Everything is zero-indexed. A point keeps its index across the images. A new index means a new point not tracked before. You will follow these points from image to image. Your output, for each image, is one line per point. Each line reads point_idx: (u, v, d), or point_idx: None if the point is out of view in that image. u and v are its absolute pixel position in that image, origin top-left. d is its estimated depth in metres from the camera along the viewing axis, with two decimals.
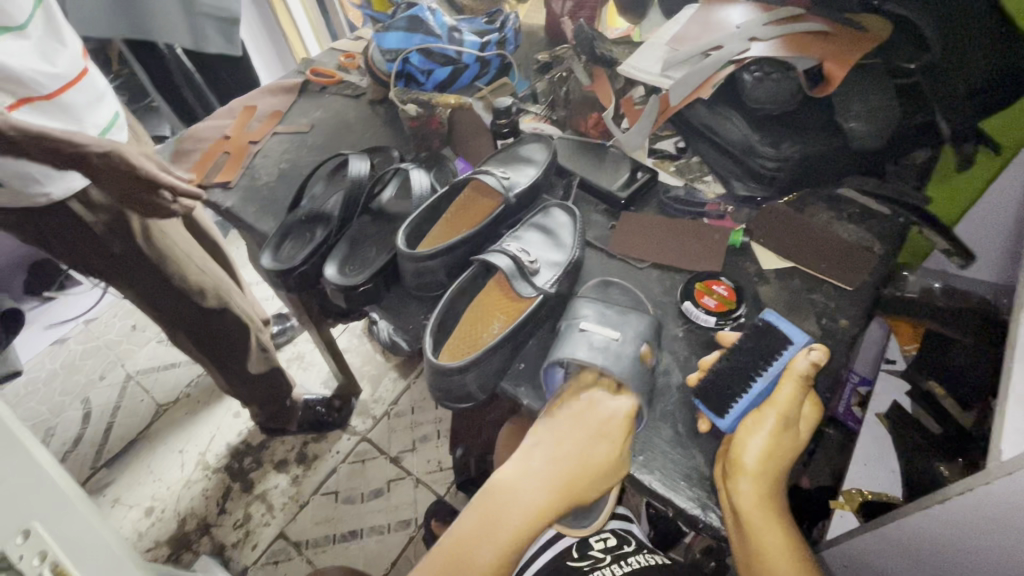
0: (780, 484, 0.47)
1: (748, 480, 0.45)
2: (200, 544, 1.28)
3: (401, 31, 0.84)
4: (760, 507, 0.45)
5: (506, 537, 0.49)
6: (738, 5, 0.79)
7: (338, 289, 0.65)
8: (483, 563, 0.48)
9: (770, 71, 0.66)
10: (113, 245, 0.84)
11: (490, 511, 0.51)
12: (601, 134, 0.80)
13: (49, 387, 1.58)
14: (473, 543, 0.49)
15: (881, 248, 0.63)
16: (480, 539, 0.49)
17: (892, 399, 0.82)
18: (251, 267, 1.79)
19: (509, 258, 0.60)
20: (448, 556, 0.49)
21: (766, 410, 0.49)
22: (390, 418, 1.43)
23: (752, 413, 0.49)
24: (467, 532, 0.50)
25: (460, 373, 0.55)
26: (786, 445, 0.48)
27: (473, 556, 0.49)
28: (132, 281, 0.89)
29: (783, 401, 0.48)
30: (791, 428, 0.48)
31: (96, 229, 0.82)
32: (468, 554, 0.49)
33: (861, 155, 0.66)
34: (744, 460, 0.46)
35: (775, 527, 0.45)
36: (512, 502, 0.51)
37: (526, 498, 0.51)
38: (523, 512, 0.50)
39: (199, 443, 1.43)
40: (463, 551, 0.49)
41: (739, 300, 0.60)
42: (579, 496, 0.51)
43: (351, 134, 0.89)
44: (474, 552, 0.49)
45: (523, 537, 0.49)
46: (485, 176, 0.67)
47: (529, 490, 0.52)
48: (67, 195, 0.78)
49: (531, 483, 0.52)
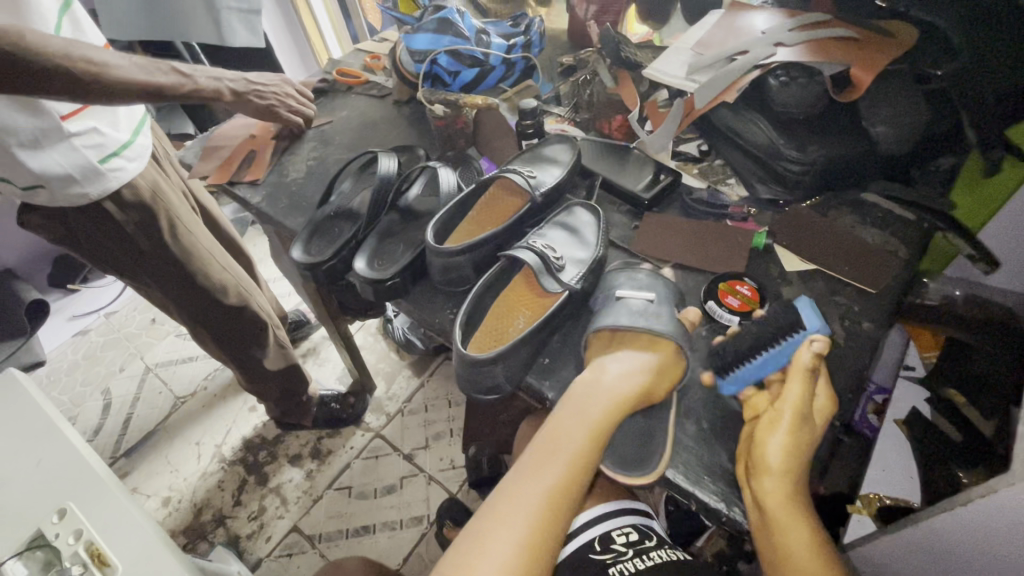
0: (801, 479, 0.48)
1: (768, 475, 0.46)
2: (215, 535, 1.30)
3: (430, 33, 0.85)
4: (779, 500, 0.45)
5: (594, 422, 0.51)
6: (761, 12, 0.80)
7: (367, 283, 0.66)
8: (577, 445, 0.50)
9: (796, 76, 0.68)
10: (141, 244, 0.87)
11: (574, 405, 0.52)
12: (625, 135, 0.82)
13: (71, 377, 1.62)
14: (563, 430, 0.51)
15: (904, 253, 0.64)
16: (568, 427, 0.51)
17: (912, 404, 0.81)
18: (269, 264, 1.82)
19: (535, 254, 0.61)
20: (542, 446, 0.51)
21: (776, 405, 0.50)
22: (404, 415, 1.45)
23: (764, 407, 0.50)
24: (555, 425, 0.52)
25: (488, 365, 0.56)
26: (803, 440, 0.48)
27: (565, 440, 0.50)
28: (158, 279, 0.91)
29: (791, 395, 0.50)
30: (807, 421, 0.49)
31: (126, 228, 0.85)
32: (560, 440, 0.50)
33: (885, 159, 0.67)
34: (762, 455, 0.47)
35: (798, 519, 0.46)
36: (591, 397, 0.53)
37: (605, 391, 0.53)
38: (604, 402, 0.52)
39: (215, 435, 1.46)
40: (556, 437, 0.51)
41: (762, 300, 0.61)
42: (649, 391, 0.53)
43: (378, 133, 0.91)
44: (565, 435, 0.50)
45: (609, 423, 0.51)
46: (513, 175, 0.69)
47: (607, 385, 0.53)
48: (103, 195, 0.81)
49: (607, 378, 0.54)
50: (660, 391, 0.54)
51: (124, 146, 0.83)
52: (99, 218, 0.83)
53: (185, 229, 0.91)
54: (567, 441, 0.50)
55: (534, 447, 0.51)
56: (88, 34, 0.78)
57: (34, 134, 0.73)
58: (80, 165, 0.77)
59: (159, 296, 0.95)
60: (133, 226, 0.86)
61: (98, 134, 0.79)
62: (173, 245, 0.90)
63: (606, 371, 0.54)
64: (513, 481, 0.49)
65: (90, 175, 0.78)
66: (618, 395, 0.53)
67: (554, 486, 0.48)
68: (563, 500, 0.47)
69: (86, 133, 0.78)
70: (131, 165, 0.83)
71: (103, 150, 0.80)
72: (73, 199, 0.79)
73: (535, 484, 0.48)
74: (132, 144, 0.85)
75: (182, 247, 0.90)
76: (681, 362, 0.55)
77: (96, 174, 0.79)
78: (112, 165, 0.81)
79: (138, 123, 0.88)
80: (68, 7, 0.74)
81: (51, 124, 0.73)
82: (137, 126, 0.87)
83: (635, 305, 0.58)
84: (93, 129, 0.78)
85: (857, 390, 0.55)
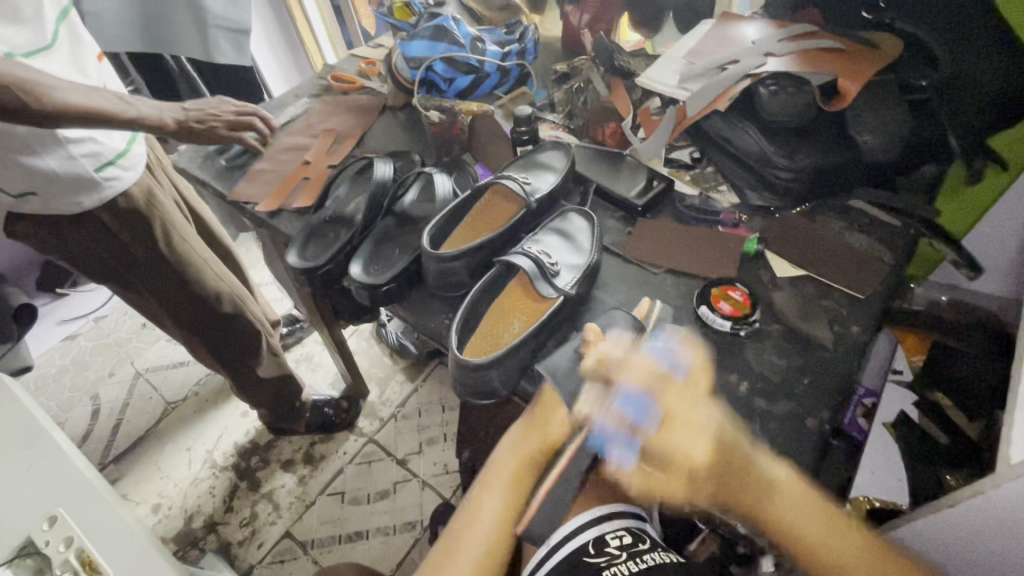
0: (779, 484, 0.46)
1: (754, 502, 0.46)
2: (206, 542, 1.29)
3: (426, 40, 0.87)
4: (775, 511, 0.46)
5: (503, 488, 0.56)
6: (752, 22, 0.82)
7: (362, 288, 0.67)
8: (491, 510, 0.55)
9: (785, 86, 0.69)
10: (136, 253, 0.87)
11: (488, 473, 0.58)
12: (618, 142, 0.83)
13: (59, 382, 1.60)
14: (480, 499, 0.56)
15: (891, 259, 0.65)
16: (484, 496, 0.56)
17: (901, 407, 0.78)
18: (261, 269, 1.81)
19: (530, 259, 0.62)
20: (466, 515, 0.56)
21: (670, 470, 0.47)
22: (397, 420, 1.44)
23: (661, 484, 0.48)
24: (475, 492, 0.58)
25: (484, 369, 0.57)
26: (736, 467, 0.46)
27: (482, 506, 0.56)
28: (152, 288, 0.91)
29: (677, 467, 0.47)
30: (722, 463, 0.46)
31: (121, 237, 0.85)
32: (478, 506, 0.56)
33: (874, 167, 0.68)
34: (729, 489, 0.46)
35: (808, 516, 0.46)
36: (500, 458, 0.58)
37: (512, 456, 0.58)
38: (511, 465, 0.57)
39: (207, 441, 1.44)
40: (475, 506, 0.56)
41: (754, 307, 0.62)
42: (545, 439, 0.57)
43: (373, 138, 0.91)
44: (482, 503, 0.56)
45: (517, 484, 0.56)
46: (507, 181, 0.70)
47: (508, 443, 0.59)
48: (97, 204, 0.81)
49: (509, 437, 0.59)
50: (556, 437, 0.57)
51: (120, 154, 0.83)
52: (94, 227, 0.83)
53: (180, 237, 0.91)
54: (485, 507, 0.56)
55: (460, 515, 0.57)
56: (83, 44, 0.79)
57: (29, 142, 0.72)
58: (76, 174, 0.77)
59: (151, 303, 0.95)
60: (129, 236, 0.86)
61: (94, 142, 0.79)
62: (168, 254, 0.89)
63: (508, 432, 0.60)
64: (443, 552, 0.55)
65: (84, 183, 0.78)
66: (521, 454, 0.57)
67: (479, 549, 0.54)
68: (492, 557, 0.54)
69: (81, 141, 0.77)
70: (126, 174, 0.83)
71: (100, 159, 0.79)
72: (65, 206, 0.79)
73: (462, 551, 0.54)
74: (128, 152, 0.84)
75: (178, 254, 0.90)
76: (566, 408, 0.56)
77: (90, 182, 0.79)
78: (108, 174, 0.81)
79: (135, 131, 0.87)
80: (65, 17, 0.75)
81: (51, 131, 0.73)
82: (133, 132, 0.86)
83: (554, 358, 0.59)
84: (89, 137, 0.78)
85: (845, 393, 0.56)
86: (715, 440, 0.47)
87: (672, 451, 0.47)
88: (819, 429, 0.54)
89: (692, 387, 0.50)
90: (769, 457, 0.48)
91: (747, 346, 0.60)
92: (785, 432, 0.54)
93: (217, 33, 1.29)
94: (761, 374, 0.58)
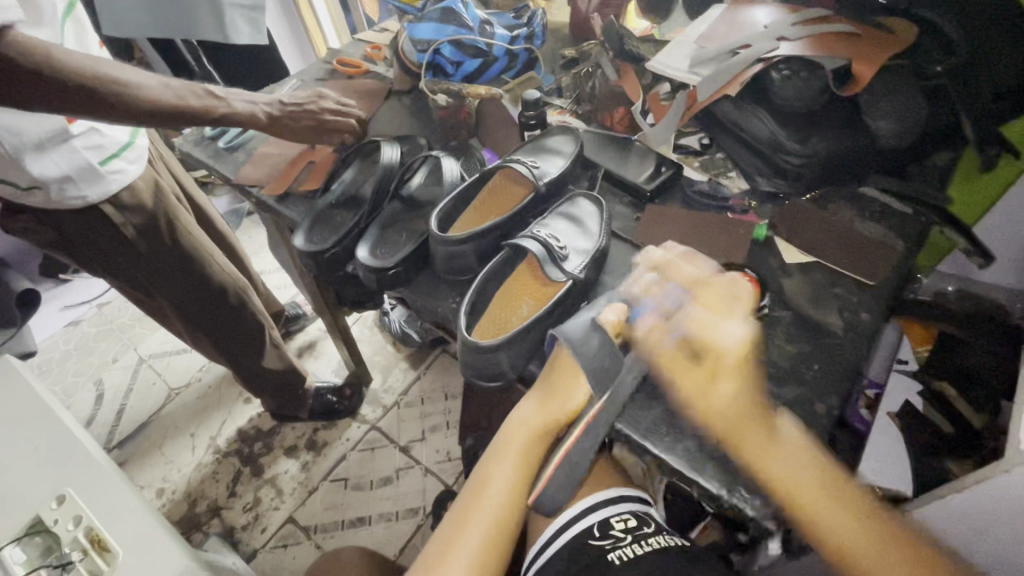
0: (795, 445, 0.49)
1: (765, 460, 0.48)
2: (210, 526, 1.30)
3: (434, 23, 0.86)
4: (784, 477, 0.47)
5: (515, 461, 0.56)
6: (763, 6, 0.81)
7: (370, 272, 0.67)
8: (501, 483, 0.55)
9: (799, 70, 0.68)
10: (140, 247, 0.86)
11: (498, 446, 0.58)
12: (628, 127, 0.83)
13: (62, 367, 1.60)
14: (490, 473, 0.56)
15: (902, 246, 0.65)
16: (495, 466, 0.56)
17: (905, 397, 0.75)
18: (264, 256, 1.81)
19: (539, 243, 0.62)
20: (474, 488, 0.56)
21: (710, 368, 0.50)
22: (399, 408, 1.45)
23: (683, 368, 0.51)
24: (485, 465, 0.57)
25: (493, 352, 0.57)
26: (757, 416, 0.50)
27: (491, 480, 0.56)
28: (155, 279, 0.90)
29: (708, 356, 0.50)
30: (751, 383, 0.51)
31: (126, 231, 0.84)
32: (487, 479, 0.56)
33: (887, 153, 0.68)
34: (744, 435, 0.49)
35: (806, 474, 0.48)
36: (512, 428, 0.58)
37: (524, 429, 0.57)
38: (521, 438, 0.57)
39: (210, 427, 1.45)
40: (486, 477, 0.56)
41: (764, 291, 0.61)
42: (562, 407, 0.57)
43: (379, 122, 0.91)
44: (492, 476, 0.56)
45: (527, 456, 0.56)
46: (516, 165, 0.69)
47: (523, 408, 0.59)
48: (103, 199, 0.80)
49: (525, 403, 0.59)
50: (573, 410, 0.56)
51: (124, 147, 0.82)
52: (97, 221, 0.81)
53: (184, 225, 0.91)
54: (495, 480, 0.56)
55: (468, 490, 0.57)
56: (87, 34, 0.77)
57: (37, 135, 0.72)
58: (79, 167, 0.76)
59: (153, 295, 0.94)
60: (133, 229, 0.84)
61: (98, 135, 0.78)
62: (173, 242, 0.89)
63: (524, 401, 0.59)
64: (453, 523, 0.55)
65: (89, 176, 0.77)
66: (533, 427, 0.57)
67: (487, 523, 0.53)
68: (501, 532, 0.54)
69: (85, 134, 0.77)
70: (131, 167, 0.83)
71: (103, 151, 0.79)
72: (70, 201, 0.77)
73: (471, 524, 0.53)
74: (132, 145, 0.84)
75: (182, 239, 0.90)
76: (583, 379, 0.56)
77: (96, 175, 0.78)
78: (113, 166, 0.80)
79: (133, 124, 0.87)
80: (70, 13, 0.74)
81: (53, 128, 0.73)
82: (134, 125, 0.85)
83: (569, 325, 0.57)
84: (92, 130, 0.77)
85: (854, 378, 0.56)
86: (741, 343, 0.51)
87: (706, 339, 0.51)
88: (827, 414, 0.54)
89: (728, 304, 0.53)
90: (779, 420, 0.51)
91: (756, 332, 0.60)
92: (794, 416, 0.54)
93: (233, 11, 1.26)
94: (769, 359, 0.58)
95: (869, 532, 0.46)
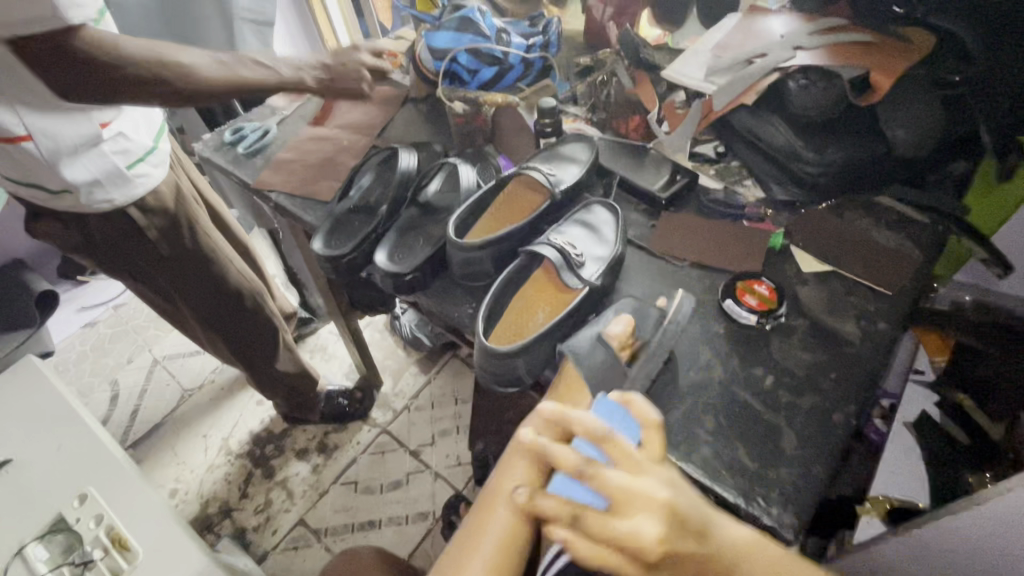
0: (729, 552, 0.41)
1: (733, 557, 0.41)
2: (222, 527, 1.31)
3: (451, 31, 0.87)
4: (760, 567, 0.42)
5: (525, 471, 0.52)
6: (779, 15, 0.81)
7: (387, 277, 0.68)
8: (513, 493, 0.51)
9: (817, 80, 0.68)
10: (163, 250, 0.88)
11: (508, 454, 0.53)
12: (642, 136, 0.83)
13: (80, 368, 1.63)
14: (502, 486, 0.52)
15: (920, 256, 0.65)
16: (507, 479, 0.52)
17: (922, 407, 0.75)
18: (278, 259, 1.83)
19: (556, 250, 0.63)
20: (484, 502, 0.52)
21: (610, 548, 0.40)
22: (410, 412, 1.45)
23: (610, 557, 0.40)
24: (494, 478, 0.53)
25: (512, 357, 0.58)
26: (691, 551, 0.39)
27: (501, 494, 0.52)
28: (175, 282, 0.92)
29: (619, 543, 0.39)
30: (676, 557, 0.39)
31: (150, 234, 0.86)
32: (496, 494, 0.52)
33: (904, 163, 0.68)
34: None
35: (786, 561, 0.43)
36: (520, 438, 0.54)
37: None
38: (531, 445, 0.53)
39: (223, 428, 1.46)
40: (497, 490, 0.52)
41: (780, 300, 0.62)
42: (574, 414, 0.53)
43: (395, 129, 0.92)
44: (503, 486, 0.52)
45: (539, 465, 0.52)
46: (533, 172, 0.70)
47: (529, 418, 0.55)
48: (129, 201, 0.81)
49: (532, 411, 0.56)
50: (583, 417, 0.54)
51: (149, 151, 0.83)
52: (122, 225, 0.83)
53: (204, 229, 0.92)
54: (506, 492, 0.51)
55: (479, 501, 0.53)
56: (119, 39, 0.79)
57: (72, 141, 0.73)
58: (107, 170, 0.78)
59: (173, 299, 0.96)
60: (156, 232, 0.86)
61: (125, 140, 0.79)
62: (193, 245, 0.91)
63: (536, 408, 0.56)
64: (463, 542, 0.51)
65: (116, 181, 0.79)
66: None
67: (499, 538, 0.49)
68: (513, 554, 0.49)
69: (113, 138, 0.78)
70: (155, 171, 0.84)
71: (130, 156, 0.80)
72: (97, 205, 0.79)
73: (484, 539, 0.50)
74: (156, 150, 0.85)
75: (200, 244, 0.91)
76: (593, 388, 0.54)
77: (122, 179, 0.80)
78: (138, 171, 0.82)
79: (159, 128, 0.87)
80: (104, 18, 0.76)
81: (87, 133, 0.74)
82: (159, 131, 0.86)
83: (576, 338, 0.58)
84: (121, 134, 0.78)
85: (873, 388, 0.56)
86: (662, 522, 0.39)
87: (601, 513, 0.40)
88: (846, 424, 0.54)
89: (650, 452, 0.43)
90: (720, 527, 0.42)
91: (772, 341, 0.60)
92: (811, 424, 0.54)
93: (244, 25, 1.28)
94: (787, 368, 0.58)
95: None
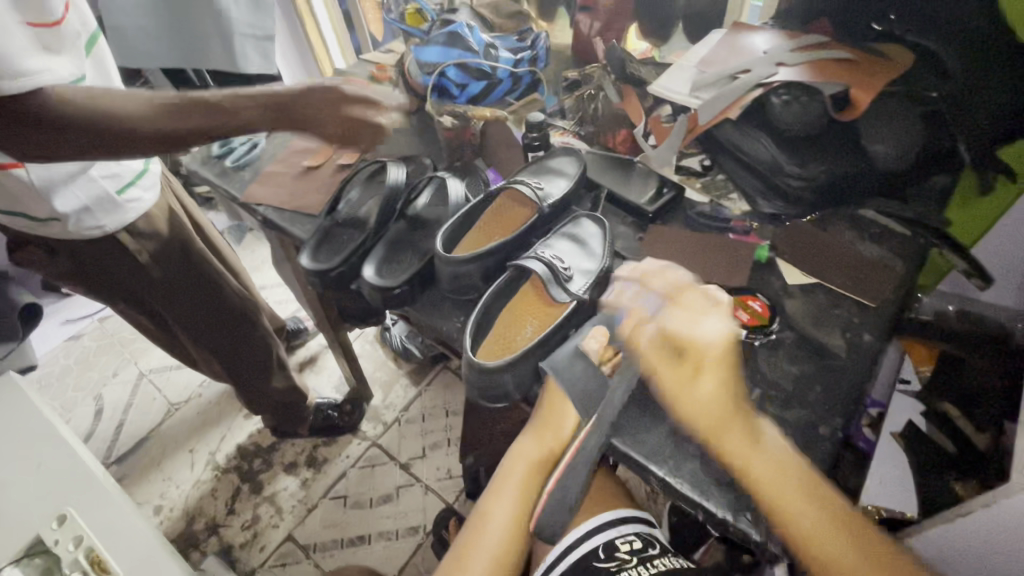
0: (779, 462, 0.46)
1: (780, 495, 0.44)
2: (208, 544, 1.29)
3: (440, 46, 0.89)
4: (798, 523, 0.44)
5: (514, 496, 0.56)
6: (763, 32, 0.83)
7: (375, 291, 0.68)
8: (501, 521, 0.56)
9: (798, 95, 0.69)
10: (153, 274, 0.87)
11: (501, 476, 0.58)
12: (629, 150, 0.84)
13: (64, 381, 1.60)
14: (488, 513, 0.57)
15: (903, 268, 0.66)
16: (496, 501, 0.57)
17: (909, 417, 0.74)
18: (267, 270, 1.81)
19: (544, 264, 0.63)
20: (476, 522, 0.57)
21: (681, 362, 0.47)
22: (400, 425, 1.44)
23: (664, 365, 0.47)
24: (487, 503, 0.57)
25: (499, 372, 0.58)
26: (739, 405, 0.46)
27: (491, 512, 0.57)
28: (168, 304, 0.91)
29: (682, 359, 0.47)
30: (729, 412, 0.46)
31: (141, 258, 0.85)
32: (485, 512, 0.57)
33: (885, 178, 0.68)
34: (721, 433, 0.46)
35: (820, 520, 0.44)
36: (513, 467, 0.58)
37: (522, 462, 0.58)
38: (522, 471, 0.57)
39: (210, 443, 1.44)
40: (487, 512, 0.57)
41: (773, 317, 0.62)
42: (556, 444, 0.57)
43: (384, 142, 0.92)
44: (495, 506, 0.57)
45: (528, 489, 0.57)
46: (520, 186, 0.71)
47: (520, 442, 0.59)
48: (119, 228, 0.80)
49: (521, 438, 0.59)
50: (568, 439, 0.56)
51: (138, 175, 0.82)
52: (111, 249, 0.82)
53: (198, 252, 0.92)
54: (494, 515, 0.56)
55: (472, 519, 0.58)
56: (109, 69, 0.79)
57: (65, 169, 0.71)
58: (99, 197, 0.76)
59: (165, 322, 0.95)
60: (149, 256, 0.85)
61: (115, 164, 0.78)
62: (186, 267, 0.90)
63: (523, 435, 0.59)
64: (452, 562, 0.56)
65: (106, 206, 0.77)
66: (532, 461, 0.57)
67: (489, 556, 0.55)
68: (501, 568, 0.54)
69: (104, 164, 0.76)
70: (146, 195, 0.83)
71: (121, 181, 0.79)
72: (86, 231, 0.77)
73: (474, 560, 0.55)
74: (145, 172, 0.83)
75: (192, 264, 0.91)
76: (575, 410, 0.56)
77: (113, 205, 0.78)
78: (129, 196, 0.80)
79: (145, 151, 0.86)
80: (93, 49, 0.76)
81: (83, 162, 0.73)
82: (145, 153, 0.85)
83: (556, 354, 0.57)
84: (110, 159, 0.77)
85: (859, 401, 0.56)
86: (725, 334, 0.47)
87: (682, 335, 0.47)
88: (831, 436, 0.54)
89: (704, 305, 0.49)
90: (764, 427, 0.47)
91: (760, 354, 0.61)
92: (798, 439, 0.54)
93: (245, 41, 1.29)
94: (774, 381, 0.58)
95: (842, 527, 0.44)
